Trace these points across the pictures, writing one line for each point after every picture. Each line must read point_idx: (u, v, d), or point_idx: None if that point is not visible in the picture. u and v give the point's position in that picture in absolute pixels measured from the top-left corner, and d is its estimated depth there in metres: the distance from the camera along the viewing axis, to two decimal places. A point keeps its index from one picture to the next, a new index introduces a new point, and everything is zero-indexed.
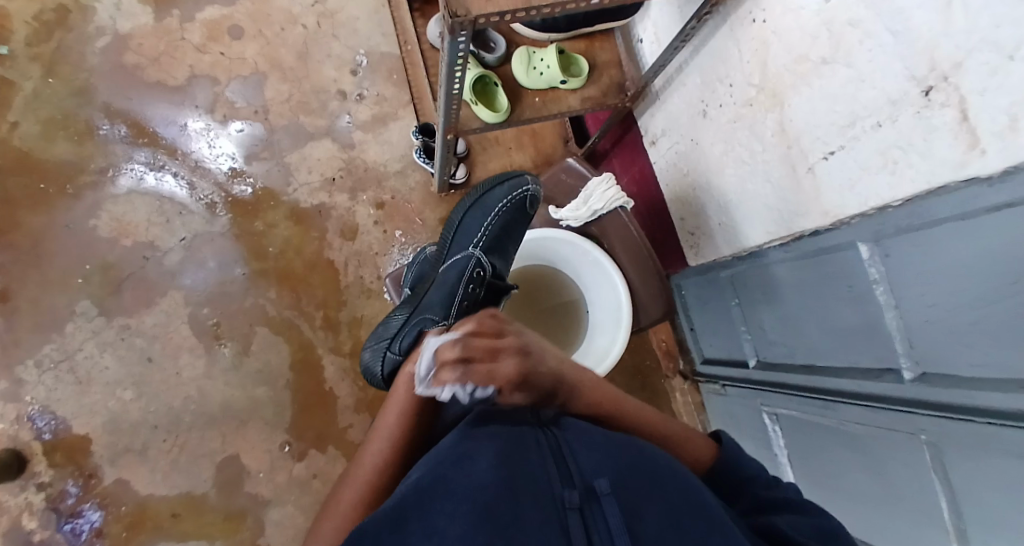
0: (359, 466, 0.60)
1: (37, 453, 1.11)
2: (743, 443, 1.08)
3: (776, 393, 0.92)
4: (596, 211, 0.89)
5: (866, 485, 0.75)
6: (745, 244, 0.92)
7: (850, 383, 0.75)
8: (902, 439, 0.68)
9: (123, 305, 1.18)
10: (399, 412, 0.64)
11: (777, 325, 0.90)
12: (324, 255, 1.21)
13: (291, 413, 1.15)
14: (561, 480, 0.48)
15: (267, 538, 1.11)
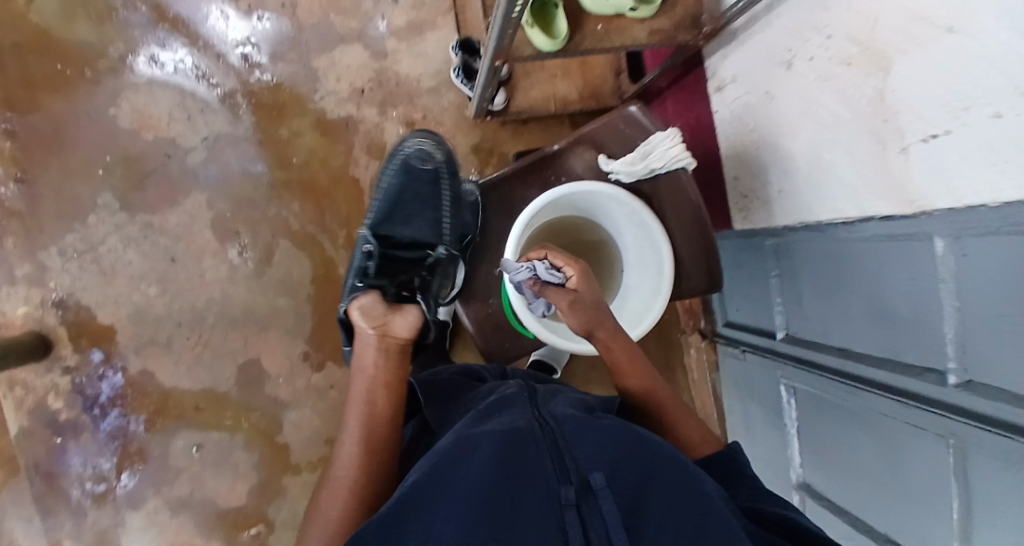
0: (335, 480, 0.63)
1: (63, 338, 1.14)
2: (751, 408, 1.20)
3: (801, 369, 1.01)
4: (653, 169, 0.84)
5: (882, 466, 0.86)
6: (807, 216, 0.91)
7: (889, 375, 0.82)
8: (927, 438, 0.77)
9: (146, 201, 1.17)
10: (361, 420, 0.68)
11: (822, 301, 0.94)
12: (350, 172, 1.18)
13: (310, 326, 1.17)
14: (557, 475, 0.52)
15: (286, 436, 1.18)
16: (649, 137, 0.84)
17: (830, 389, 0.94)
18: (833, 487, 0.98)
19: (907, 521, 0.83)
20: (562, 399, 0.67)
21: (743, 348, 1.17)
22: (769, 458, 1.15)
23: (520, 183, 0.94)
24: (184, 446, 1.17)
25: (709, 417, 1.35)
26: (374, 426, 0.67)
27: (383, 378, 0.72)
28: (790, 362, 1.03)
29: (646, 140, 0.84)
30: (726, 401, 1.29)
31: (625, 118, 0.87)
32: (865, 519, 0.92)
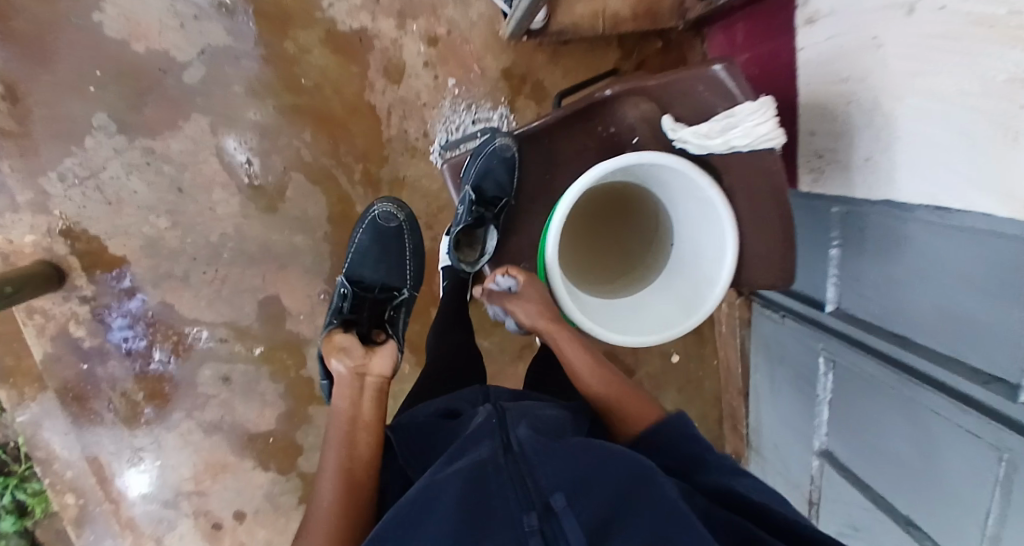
0: (313, 522, 0.57)
1: (76, 267, 1.10)
2: (779, 368, 1.18)
3: (847, 346, 0.95)
4: (733, 147, 0.73)
5: (919, 457, 0.84)
6: (892, 194, 0.78)
7: (947, 374, 0.76)
8: (977, 445, 0.73)
9: (145, 123, 1.06)
10: (339, 471, 0.59)
11: (887, 282, 0.86)
12: (365, 99, 1.07)
13: (330, 265, 1.14)
14: (518, 499, 0.50)
15: (310, 369, 1.19)
16: (735, 107, 0.71)
17: (876, 373, 0.89)
18: (861, 462, 0.98)
19: (940, 513, 0.82)
20: (528, 411, 0.61)
21: (782, 313, 1.12)
22: (794, 418, 1.15)
23: (565, 134, 0.82)
24: (212, 375, 1.18)
25: (726, 360, 1.35)
26: (353, 476, 0.60)
27: (363, 416, 0.65)
28: (834, 336, 0.98)
29: (730, 110, 0.72)
30: (753, 358, 1.27)
31: (705, 82, 0.73)
32: (885, 496, 0.93)
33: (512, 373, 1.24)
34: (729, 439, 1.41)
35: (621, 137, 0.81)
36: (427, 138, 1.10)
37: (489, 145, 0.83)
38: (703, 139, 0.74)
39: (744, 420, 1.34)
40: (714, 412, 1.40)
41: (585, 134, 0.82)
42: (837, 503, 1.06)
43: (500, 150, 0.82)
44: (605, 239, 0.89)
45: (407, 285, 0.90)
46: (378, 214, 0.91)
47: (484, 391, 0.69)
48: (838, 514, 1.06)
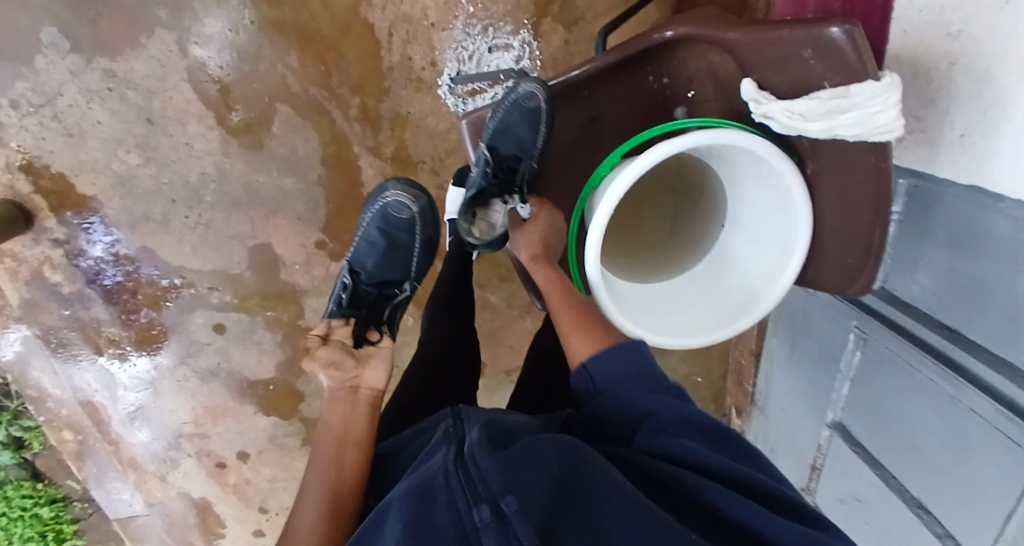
0: (292, 533, 0.50)
1: (42, 208, 0.98)
2: (802, 339, 1.02)
3: (884, 326, 0.79)
4: (837, 134, 0.58)
5: (945, 452, 0.70)
6: (984, 184, 0.59)
7: (996, 374, 0.61)
8: (1013, 451, 0.59)
9: (101, 39, 0.89)
10: (323, 497, 0.51)
11: (948, 266, 0.68)
12: (361, 15, 0.89)
13: (325, 212, 1.02)
14: (464, 497, 0.36)
15: (308, 321, 1.11)
16: (853, 85, 0.54)
17: (910, 359, 0.73)
18: (874, 443, 0.84)
19: (958, 515, 0.69)
20: (491, 418, 0.46)
21: None
22: (807, 387, 1.00)
23: (610, 86, 0.67)
24: (203, 323, 1.10)
25: None
26: (339, 496, 0.51)
27: (355, 434, 0.57)
28: (871, 315, 0.81)
29: (846, 88, 0.55)
30: (771, 324, 1.15)
31: (815, 47, 0.54)
32: (898, 487, 0.79)
33: (520, 327, 1.16)
34: (732, 391, 1.32)
35: (675, 90, 0.68)
36: (435, 68, 0.93)
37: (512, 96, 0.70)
38: (796, 117, 0.59)
39: (752, 380, 1.22)
40: (718, 367, 1.31)
41: (633, 87, 0.68)
42: (840, 474, 0.93)
43: (523, 103, 0.69)
44: (625, 213, 0.80)
45: (411, 276, 0.81)
46: (386, 203, 0.80)
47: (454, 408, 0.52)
48: (841, 486, 0.93)
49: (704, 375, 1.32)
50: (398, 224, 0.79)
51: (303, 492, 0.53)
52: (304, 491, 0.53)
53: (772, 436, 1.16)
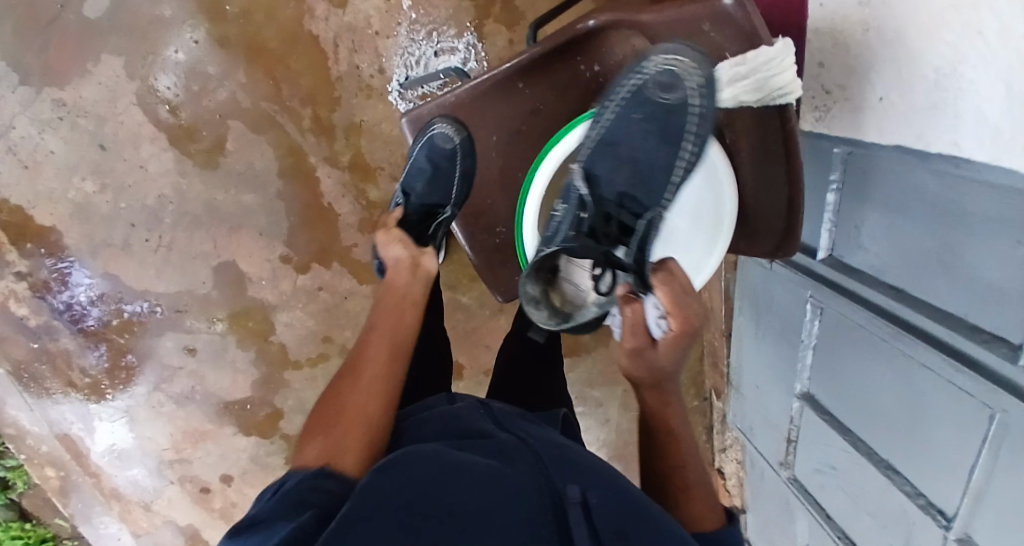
0: (363, 367, 0.57)
1: (3, 242, 0.98)
2: (766, 316, 1.08)
3: (837, 294, 0.86)
4: (740, 102, 0.61)
5: (904, 409, 0.78)
6: (907, 141, 0.64)
7: (943, 330, 0.67)
8: (967, 401, 0.66)
9: (49, 69, 0.90)
10: (387, 353, 0.59)
11: (885, 232, 0.75)
12: (305, 27, 0.91)
13: (287, 225, 1.02)
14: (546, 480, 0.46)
15: (280, 336, 1.10)
16: (750, 51, 0.57)
17: (865, 323, 0.81)
18: (842, 408, 0.92)
19: (921, 465, 0.77)
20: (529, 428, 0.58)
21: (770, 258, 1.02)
22: (777, 362, 1.07)
23: (545, 77, 0.70)
24: (174, 346, 1.09)
25: (711, 304, 1.27)
26: (399, 345, 0.60)
27: (412, 296, 0.65)
28: (825, 285, 0.89)
29: (744, 55, 0.58)
30: (736, 302, 1.19)
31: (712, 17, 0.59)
32: (864, 445, 0.88)
33: (494, 327, 1.16)
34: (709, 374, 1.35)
35: (607, 77, 0.70)
36: (383, 75, 0.94)
37: (645, 86, 0.63)
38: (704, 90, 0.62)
39: (725, 359, 1.28)
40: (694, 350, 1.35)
41: (568, 75, 0.70)
42: (814, 442, 1.01)
43: (661, 98, 0.62)
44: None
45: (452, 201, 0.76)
46: (437, 136, 0.74)
47: (448, 396, 0.66)
48: (816, 453, 1.01)
49: None
50: (440, 153, 0.74)
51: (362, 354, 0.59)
52: (364, 352, 0.59)
53: (749, 414, 1.23)
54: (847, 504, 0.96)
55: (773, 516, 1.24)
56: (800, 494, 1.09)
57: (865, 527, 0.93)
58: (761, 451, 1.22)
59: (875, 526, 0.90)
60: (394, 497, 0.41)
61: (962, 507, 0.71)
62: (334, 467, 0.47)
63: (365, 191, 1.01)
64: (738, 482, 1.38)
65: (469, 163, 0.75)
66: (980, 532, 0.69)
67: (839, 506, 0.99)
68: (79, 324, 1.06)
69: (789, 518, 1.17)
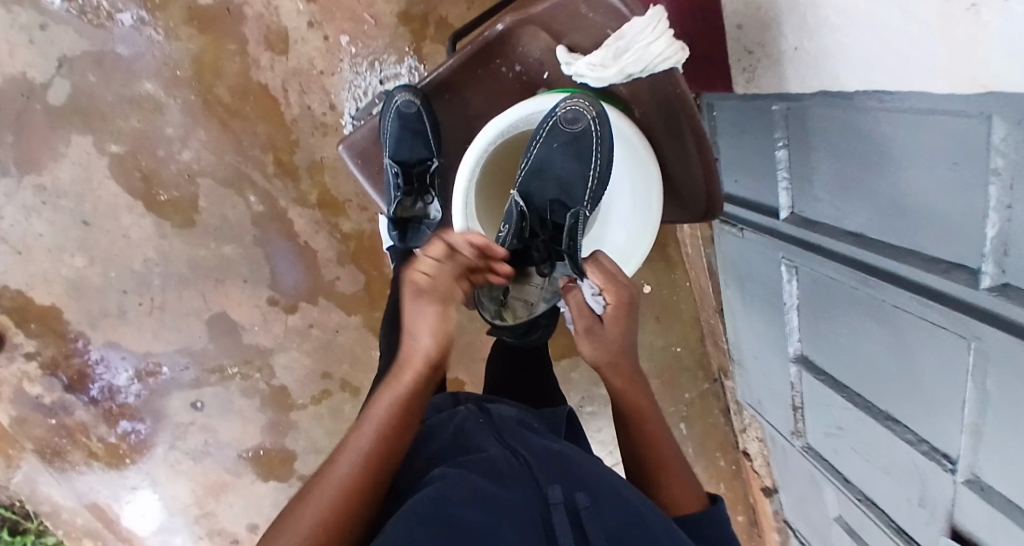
0: (329, 478, 0.46)
1: (10, 326, 1.03)
2: (749, 284, 1.07)
3: (805, 251, 0.85)
4: (630, 75, 0.65)
5: (891, 358, 0.75)
6: (825, 78, 0.68)
7: (904, 267, 0.66)
8: (944, 335, 0.64)
9: (26, 158, 0.96)
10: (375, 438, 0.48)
11: (831, 184, 0.75)
12: (253, 78, 0.95)
13: (268, 269, 1.05)
14: (541, 491, 0.50)
15: (280, 380, 1.12)
16: (623, 26, 0.62)
17: (837, 275, 0.79)
18: (835, 366, 0.90)
19: (918, 410, 0.74)
20: (519, 430, 0.59)
21: (740, 226, 1.02)
22: (769, 331, 1.05)
23: (469, 88, 0.73)
24: (182, 404, 1.12)
25: (699, 282, 1.25)
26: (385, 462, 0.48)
27: (412, 416, 0.50)
28: (793, 242, 0.88)
29: (619, 30, 0.63)
30: (721, 276, 1.17)
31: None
32: (862, 400, 0.86)
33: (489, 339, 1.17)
34: (715, 354, 1.32)
35: (531, 75, 0.73)
36: (335, 111, 0.98)
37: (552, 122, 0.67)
38: (599, 71, 0.66)
39: (723, 336, 1.26)
40: (694, 333, 1.31)
41: (490, 79, 0.73)
42: (821, 408, 0.98)
43: (568, 130, 0.66)
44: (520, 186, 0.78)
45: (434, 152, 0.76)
46: (399, 104, 0.71)
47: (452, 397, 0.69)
48: (823, 417, 0.99)
49: (684, 342, 1.32)
50: (414, 116, 0.72)
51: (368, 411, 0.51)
52: (351, 438, 0.48)
53: (756, 389, 1.21)
54: (861, 465, 0.93)
55: (801, 490, 1.20)
56: (816, 461, 1.06)
57: (881, 485, 0.90)
58: (773, 423, 1.19)
59: (890, 481, 0.87)
60: (426, 522, 0.44)
61: (963, 447, 0.67)
62: None
63: (337, 224, 1.04)
64: (764, 460, 1.34)
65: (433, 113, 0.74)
66: (985, 469, 0.65)
67: (854, 468, 0.95)
68: (111, 405, 1.10)
69: (816, 490, 1.13)
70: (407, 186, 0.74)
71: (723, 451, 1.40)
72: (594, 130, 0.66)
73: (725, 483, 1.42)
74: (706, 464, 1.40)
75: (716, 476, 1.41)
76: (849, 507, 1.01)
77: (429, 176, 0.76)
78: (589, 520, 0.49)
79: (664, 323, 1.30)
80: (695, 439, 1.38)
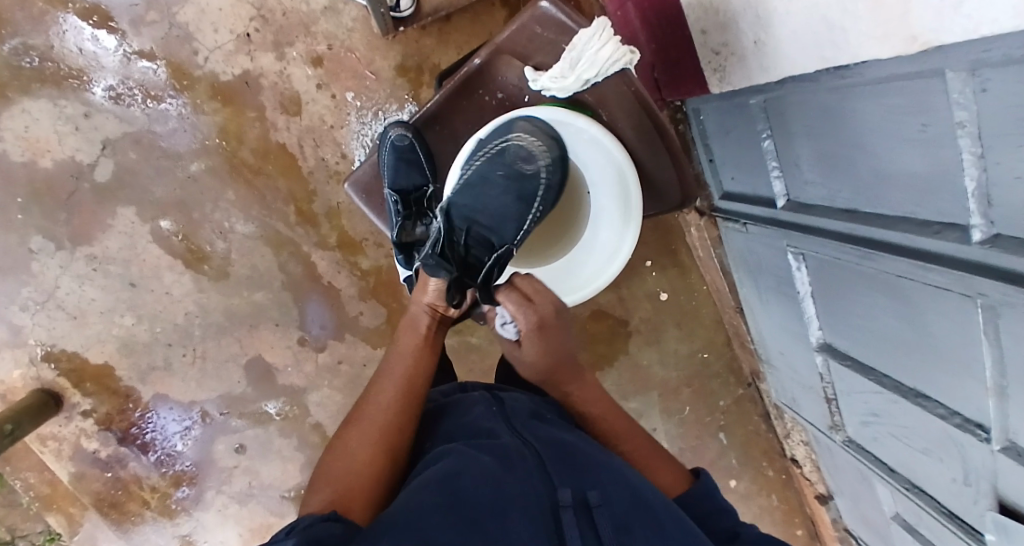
0: (371, 409, 0.63)
1: (68, 387, 1.12)
2: (762, 277, 1.10)
3: (807, 236, 0.88)
4: (587, 80, 0.76)
5: (906, 328, 0.76)
6: (785, 65, 0.76)
7: (899, 234, 0.69)
8: (952, 298, 0.65)
9: (78, 233, 1.07)
10: (400, 384, 0.65)
11: (817, 165, 0.80)
12: (272, 138, 1.06)
13: (297, 311, 1.13)
14: (548, 481, 0.53)
15: (315, 417, 1.18)
16: (573, 39, 0.74)
17: (840, 253, 0.82)
18: (859, 348, 0.90)
19: (943, 382, 0.74)
20: (534, 424, 0.63)
21: (743, 222, 1.06)
22: (791, 324, 1.06)
23: (459, 115, 0.84)
24: (226, 448, 1.18)
25: (716, 284, 1.27)
26: (411, 386, 0.66)
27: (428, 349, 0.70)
28: (794, 229, 0.91)
29: (571, 44, 0.75)
30: (735, 275, 1.20)
31: (539, 20, 0.76)
32: (888, 381, 0.86)
33: None
34: (743, 358, 1.32)
35: (512, 98, 0.82)
36: (347, 159, 1.08)
37: (505, 154, 0.73)
38: (560, 82, 0.77)
39: (748, 336, 1.26)
40: (719, 336, 1.32)
41: (475, 108, 0.83)
42: (853, 395, 0.98)
43: (522, 167, 0.73)
44: None
45: (429, 179, 0.85)
46: (393, 138, 0.82)
47: (460, 385, 0.75)
48: (858, 406, 0.97)
49: (709, 348, 1.32)
50: (406, 149, 0.82)
51: (384, 371, 0.68)
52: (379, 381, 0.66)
53: (788, 386, 1.20)
54: (902, 450, 0.91)
55: (854, 490, 1.16)
56: (859, 455, 1.04)
57: (925, 468, 0.87)
58: (811, 421, 1.17)
59: (932, 464, 0.85)
60: (447, 501, 0.48)
61: (992, 412, 0.66)
62: (343, 509, 0.53)
63: (356, 263, 1.12)
64: (814, 466, 1.30)
65: (427, 144, 0.85)
66: (1019, 432, 0.64)
67: (897, 455, 0.93)
68: (168, 467, 1.18)
69: (868, 488, 1.09)
70: (406, 211, 0.83)
71: (770, 459, 1.37)
72: (543, 176, 0.74)
73: (777, 493, 1.39)
74: (754, 473, 1.38)
75: (765, 487, 1.38)
76: (901, 501, 0.98)
77: (426, 200, 0.84)
78: (601, 515, 0.52)
79: (686, 328, 1.31)
80: (738, 449, 1.37)
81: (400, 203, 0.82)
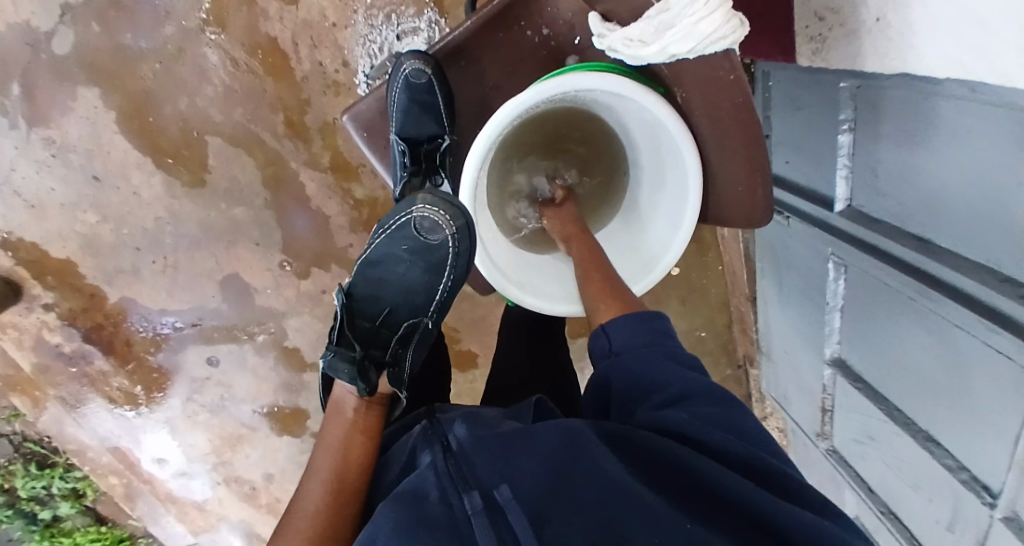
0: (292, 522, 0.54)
1: (28, 278, 1.03)
2: (789, 276, 1.00)
3: (860, 252, 0.77)
4: (673, 54, 0.62)
5: (942, 381, 0.67)
6: (907, 61, 0.59)
7: (973, 285, 0.57)
8: (1010, 367, 0.55)
9: (33, 112, 0.92)
10: (326, 481, 0.55)
11: (900, 180, 0.67)
12: (261, 30, 0.90)
13: (279, 233, 1.02)
14: (453, 489, 0.42)
15: (293, 341, 1.12)
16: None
17: (889, 279, 0.71)
18: (873, 372, 0.82)
19: (962, 436, 0.67)
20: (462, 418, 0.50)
21: (787, 214, 0.94)
22: (807, 329, 0.98)
23: (492, 53, 0.69)
24: (198, 359, 1.12)
25: (732, 267, 1.18)
26: (344, 476, 0.56)
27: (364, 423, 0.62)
28: (844, 240, 0.80)
29: (665, 3, 0.60)
30: (759, 264, 1.11)
31: None
32: (897, 413, 0.79)
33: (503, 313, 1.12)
34: (740, 340, 1.26)
35: (559, 39, 0.69)
36: (348, 68, 0.93)
37: (411, 228, 0.72)
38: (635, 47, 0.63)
39: (755, 325, 1.19)
40: (722, 318, 1.24)
41: (512, 43, 0.69)
42: (850, 412, 0.92)
43: (426, 238, 0.71)
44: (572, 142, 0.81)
45: (446, 128, 0.75)
46: (414, 74, 0.71)
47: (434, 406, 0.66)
48: (853, 424, 0.92)
49: (708, 327, 1.24)
50: (425, 90, 0.71)
51: (311, 469, 0.59)
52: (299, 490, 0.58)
53: (784, 382, 1.14)
54: (889, 478, 0.86)
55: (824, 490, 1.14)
56: (838, 466, 1.00)
57: (911, 503, 0.83)
58: (799, 421, 1.12)
59: (919, 499, 0.80)
60: None
61: (1010, 482, 0.60)
62: None
63: (350, 190, 1.01)
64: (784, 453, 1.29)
65: (448, 83, 0.73)
66: None
67: (881, 481, 0.89)
68: (136, 372, 1.12)
69: (836, 491, 1.07)
70: (415, 164, 0.75)
71: None
72: (451, 245, 0.71)
73: None
74: None
75: None
76: (870, 517, 0.95)
77: (439, 154, 0.76)
78: (513, 509, 0.39)
79: (689, 305, 1.22)
80: None
81: (408, 149, 0.74)
